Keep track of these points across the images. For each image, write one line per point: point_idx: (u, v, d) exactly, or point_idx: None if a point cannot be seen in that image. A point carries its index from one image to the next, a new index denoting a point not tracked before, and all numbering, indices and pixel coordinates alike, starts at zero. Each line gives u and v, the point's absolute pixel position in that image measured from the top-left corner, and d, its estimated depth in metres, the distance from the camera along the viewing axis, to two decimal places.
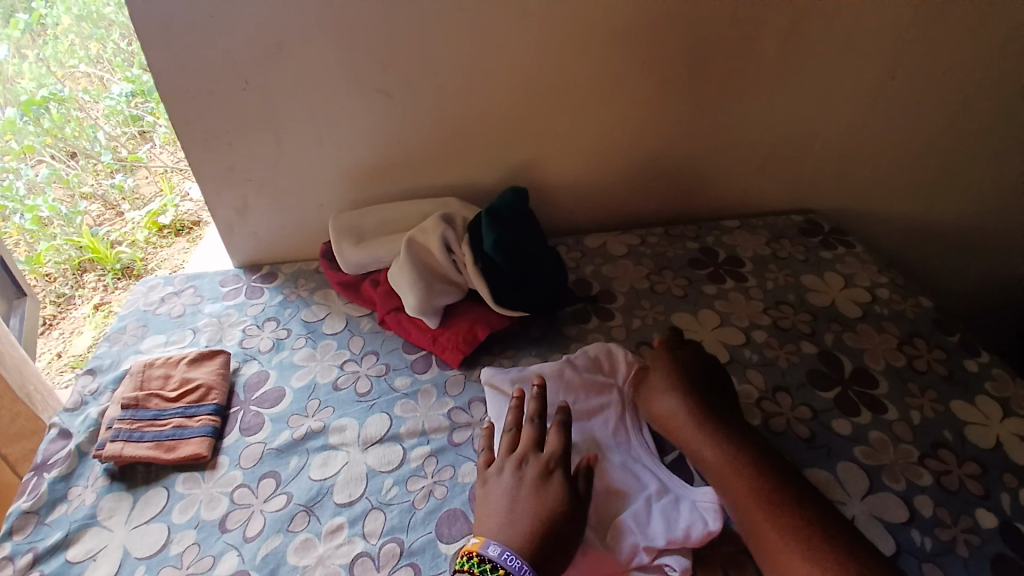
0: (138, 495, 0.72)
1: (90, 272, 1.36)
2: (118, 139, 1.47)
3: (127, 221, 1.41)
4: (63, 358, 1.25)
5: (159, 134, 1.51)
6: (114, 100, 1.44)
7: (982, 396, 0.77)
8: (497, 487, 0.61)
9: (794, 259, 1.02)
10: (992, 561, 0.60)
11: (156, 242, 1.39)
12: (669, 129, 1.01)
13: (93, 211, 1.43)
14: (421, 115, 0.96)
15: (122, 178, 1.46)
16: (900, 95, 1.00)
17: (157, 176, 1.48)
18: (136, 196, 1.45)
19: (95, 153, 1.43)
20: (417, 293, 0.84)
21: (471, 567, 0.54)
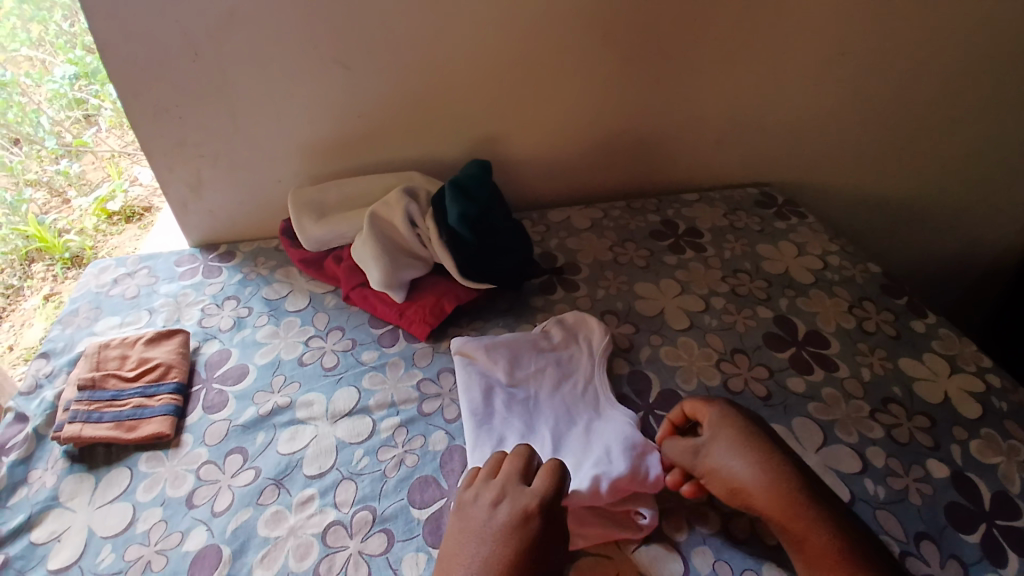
0: (100, 476, 0.70)
1: (38, 263, 1.26)
2: (62, 124, 1.33)
3: (74, 208, 1.32)
4: (14, 351, 1.17)
5: (105, 118, 1.39)
6: (57, 83, 1.29)
7: (929, 354, 0.82)
8: (466, 516, 0.57)
9: (750, 230, 1.05)
10: (944, 509, 0.65)
11: (107, 230, 1.32)
12: (630, 104, 1.03)
13: (38, 198, 1.31)
14: (382, 88, 0.94)
15: (67, 164, 1.34)
16: (847, 72, 1.04)
17: (104, 161, 1.39)
18: (83, 181, 1.35)
19: (39, 138, 1.29)
20: (382, 267, 0.83)
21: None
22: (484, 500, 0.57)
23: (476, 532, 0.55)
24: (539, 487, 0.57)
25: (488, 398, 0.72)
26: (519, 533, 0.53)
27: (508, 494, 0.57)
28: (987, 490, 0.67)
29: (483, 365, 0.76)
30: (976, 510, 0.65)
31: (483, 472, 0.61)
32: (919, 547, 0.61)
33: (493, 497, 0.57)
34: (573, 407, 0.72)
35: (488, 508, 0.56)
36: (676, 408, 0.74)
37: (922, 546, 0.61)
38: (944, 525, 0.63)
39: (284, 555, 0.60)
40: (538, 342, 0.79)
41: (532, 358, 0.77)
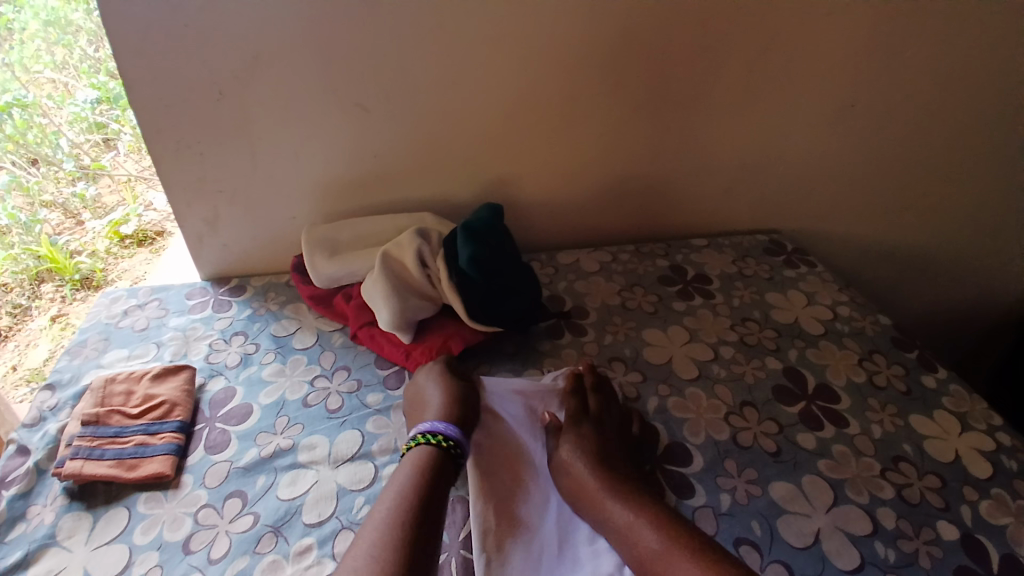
0: (98, 515, 0.69)
1: (48, 283, 1.27)
2: (81, 146, 1.36)
3: (87, 230, 1.34)
4: (18, 371, 1.16)
5: (124, 142, 1.40)
6: (79, 106, 1.32)
7: (941, 411, 0.81)
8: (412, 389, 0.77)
9: (759, 277, 1.05)
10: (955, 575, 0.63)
11: (118, 253, 1.33)
12: (641, 151, 1.04)
13: (52, 219, 1.33)
14: (397, 131, 0.96)
15: (83, 186, 1.36)
16: (854, 123, 1.05)
17: (120, 186, 1.40)
18: (98, 205, 1.37)
19: (57, 160, 1.32)
20: (391, 308, 0.83)
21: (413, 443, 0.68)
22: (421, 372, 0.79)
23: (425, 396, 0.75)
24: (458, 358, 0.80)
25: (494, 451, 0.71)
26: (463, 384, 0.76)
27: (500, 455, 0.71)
28: (999, 554, 0.64)
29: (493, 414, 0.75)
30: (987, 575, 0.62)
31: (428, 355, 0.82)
32: None
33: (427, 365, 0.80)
34: None
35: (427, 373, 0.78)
36: (683, 462, 0.73)
37: None
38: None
39: None
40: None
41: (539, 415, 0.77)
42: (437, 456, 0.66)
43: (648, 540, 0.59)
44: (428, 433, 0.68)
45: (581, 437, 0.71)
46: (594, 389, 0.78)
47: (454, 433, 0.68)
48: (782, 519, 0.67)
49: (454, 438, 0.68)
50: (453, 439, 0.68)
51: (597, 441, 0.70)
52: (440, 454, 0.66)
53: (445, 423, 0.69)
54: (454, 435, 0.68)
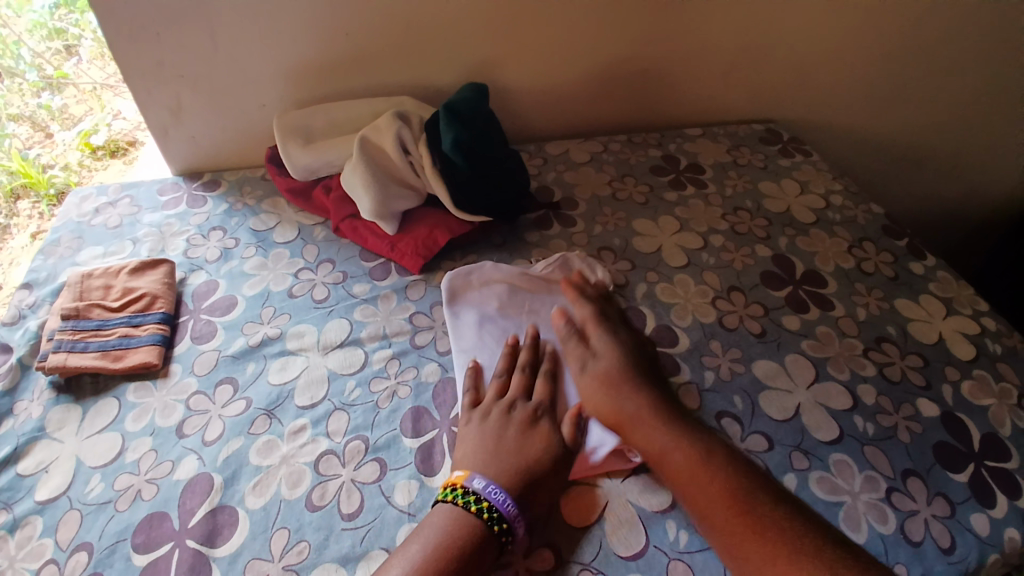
0: (88, 406, 0.69)
1: (24, 200, 1.17)
2: (42, 55, 1.20)
3: (57, 143, 1.24)
4: (2, 290, 1.07)
5: (87, 49, 1.22)
6: (38, 13, 1.17)
7: (927, 296, 0.81)
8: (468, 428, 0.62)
9: (753, 167, 1.02)
10: (933, 448, 0.65)
11: (92, 166, 1.24)
12: (635, 30, 0.97)
13: (21, 133, 1.22)
14: (369, 6, 0.88)
15: (49, 98, 1.23)
16: (863, 0, 0.98)
17: (87, 95, 1.25)
18: (65, 116, 1.25)
19: (19, 71, 1.18)
20: (373, 197, 0.80)
21: (456, 499, 0.55)
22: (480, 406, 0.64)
23: (473, 440, 0.60)
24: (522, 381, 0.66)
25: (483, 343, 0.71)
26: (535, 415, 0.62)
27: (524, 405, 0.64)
28: (978, 432, 0.66)
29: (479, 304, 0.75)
30: (964, 450, 0.65)
31: (490, 388, 0.65)
32: (905, 483, 0.62)
33: (493, 392, 0.65)
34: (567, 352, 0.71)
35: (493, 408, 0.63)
36: (670, 343, 0.74)
37: (910, 483, 0.62)
38: (933, 464, 0.63)
39: (277, 482, 0.60)
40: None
41: (525, 294, 0.76)
42: (484, 534, 0.53)
43: (686, 449, 0.58)
44: (476, 497, 0.55)
45: (612, 345, 0.68)
46: (608, 316, 0.73)
47: (510, 513, 0.54)
48: (764, 395, 0.69)
49: (510, 516, 0.54)
50: (507, 523, 0.54)
51: (627, 356, 0.67)
52: (487, 534, 0.53)
53: (503, 495, 0.55)
54: (510, 511, 0.55)
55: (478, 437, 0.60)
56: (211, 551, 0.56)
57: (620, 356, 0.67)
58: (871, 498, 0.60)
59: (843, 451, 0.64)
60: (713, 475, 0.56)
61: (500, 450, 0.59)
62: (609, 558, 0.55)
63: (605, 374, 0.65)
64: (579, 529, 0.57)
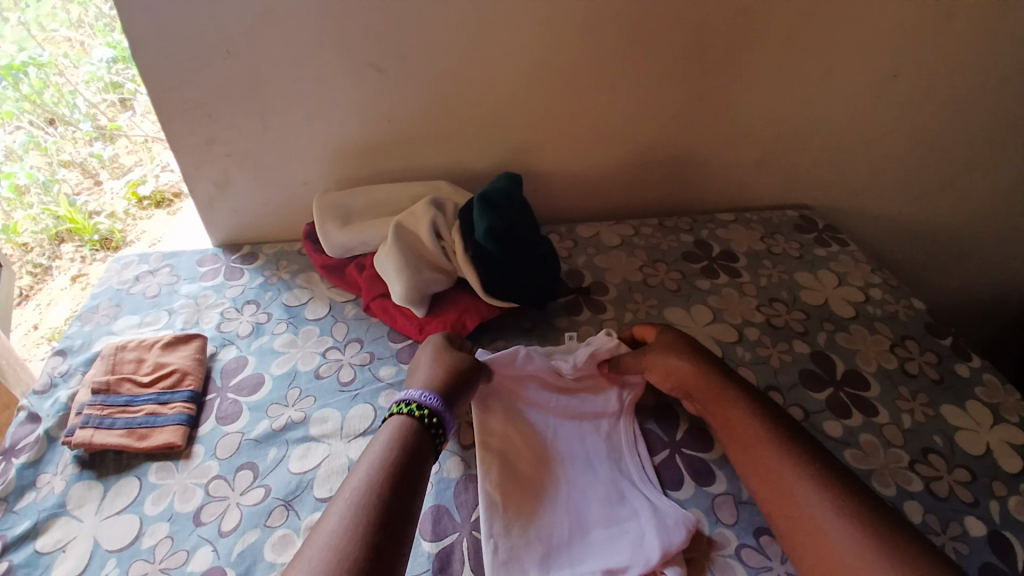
0: (109, 484, 0.69)
1: (67, 243, 1.28)
2: (99, 106, 1.29)
3: (106, 190, 1.33)
4: (40, 330, 1.22)
5: (141, 103, 1.32)
6: (95, 65, 1.23)
7: (973, 402, 0.77)
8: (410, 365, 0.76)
9: (788, 256, 1.00)
10: (979, 571, 0.60)
11: (137, 214, 1.32)
12: (669, 118, 0.99)
13: (71, 178, 1.31)
14: (413, 95, 0.92)
15: (101, 147, 1.32)
16: (898, 94, 0.99)
17: (139, 146, 1.34)
18: (115, 165, 1.34)
19: (74, 121, 1.27)
20: (404, 281, 0.81)
21: (401, 410, 0.64)
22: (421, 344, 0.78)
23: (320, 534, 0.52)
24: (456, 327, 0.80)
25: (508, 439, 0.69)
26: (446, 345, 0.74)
27: (520, 523, 0.60)
28: None
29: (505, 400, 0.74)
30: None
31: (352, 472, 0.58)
32: None
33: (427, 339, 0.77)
34: (594, 456, 0.68)
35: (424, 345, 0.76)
36: (703, 447, 0.70)
37: None
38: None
39: None
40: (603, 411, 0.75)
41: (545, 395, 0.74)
42: (415, 429, 0.62)
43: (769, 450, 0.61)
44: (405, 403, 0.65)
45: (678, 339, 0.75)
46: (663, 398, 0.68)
47: (437, 407, 0.65)
48: None
49: (437, 411, 0.65)
50: (432, 411, 0.64)
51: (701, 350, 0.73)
52: (417, 425, 0.63)
53: (430, 395, 0.66)
54: (437, 407, 0.65)
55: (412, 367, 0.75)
56: None
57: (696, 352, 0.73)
58: None
59: None
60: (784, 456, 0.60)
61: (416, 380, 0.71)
62: None
63: (696, 378, 0.70)
64: None
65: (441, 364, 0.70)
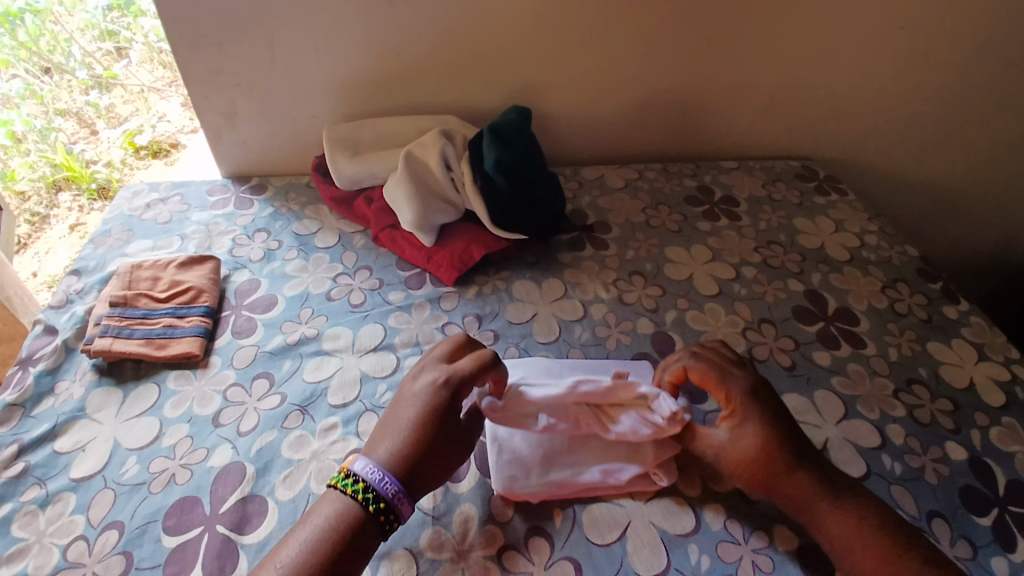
0: (128, 390, 0.72)
1: (65, 192, 1.28)
2: (94, 55, 1.30)
3: (102, 140, 1.32)
4: (38, 278, 1.23)
5: (136, 52, 1.31)
6: (90, 13, 1.28)
7: (959, 340, 0.80)
8: (398, 392, 0.62)
9: (788, 203, 1.03)
10: (959, 492, 0.64)
11: (134, 164, 1.31)
12: (676, 63, 1.00)
13: (67, 128, 1.31)
14: (423, 28, 0.92)
15: (98, 96, 1.32)
16: (905, 45, 0.99)
17: (134, 97, 1.34)
18: (111, 114, 1.33)
19: (70, 68, 1.29)
20: (414, 210, 0.83)
21: (339, 483, 0.54)
22: (415, 375, 0.62)
23: (290, 542, 0.51)
24: (463, 367, 0.61)
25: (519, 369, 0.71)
26: (435, 405, 0.58)
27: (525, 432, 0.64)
28: (1005, 477, 0.65)
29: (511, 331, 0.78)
30: (990, 495, 0.64)
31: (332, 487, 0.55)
32: (930, 525, 0.61)
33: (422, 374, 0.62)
34: (600, 379, 0.71)
35: (416, 382, 0.61)
36: None
37: (934, 525, 0.61)
38: (959, 507, 0.63)
39: (307, 477, 0.62)
40: (604, 340, 0.77)
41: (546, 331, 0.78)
42: (359, 516, 0.52)
43: (843, 519, 0.53)
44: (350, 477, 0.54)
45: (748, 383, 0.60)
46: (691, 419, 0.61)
47: (388, 491, 0.53)
48: None
49: (388, 495, 0.53)
50: (383, 500, 0.53)
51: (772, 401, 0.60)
52: (359, 507, 0.53)
53: (382, 470, 0.55)
54: (387, 491, 0.54)
55: (398, 401, 0.61)
56: (240, 538, 0.57)
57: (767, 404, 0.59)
58: None
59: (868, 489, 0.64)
60: (867, 547, 0.51)
61: (405, 395, 0.61)
62: None
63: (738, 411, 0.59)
64: (599, 546, 0.57)
65: (419, 435, 0.57)
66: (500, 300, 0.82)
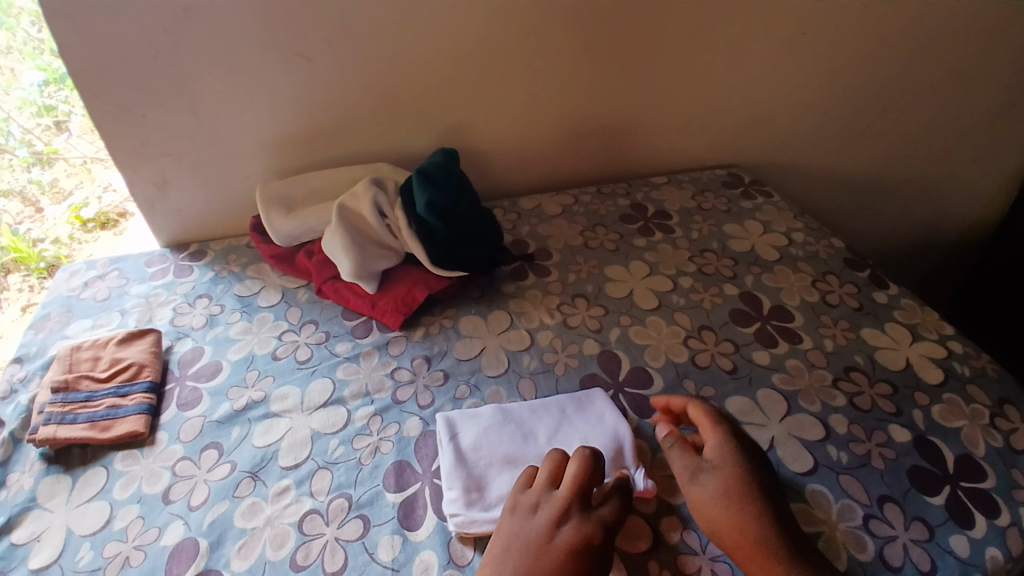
0: (76, 476, 0.70)
1: (13, 273, 1.18)
2: (34, 131, 1.17)
3: (48, 217, 1.23)
4: None
5: (78, 125, 1.18)
6: (27, 90, 1.12)
7: (891, 323, 0.84)
8: (518, 529, 0.56)
9: (717, 211, 1.07)
10: (907, 472, 0.66)
11: (83, 238, 1.24)
12: (596, 90, 1.04)
13: (11, 209, 1.20)
14: (346, 81, 0.94)
15: (40, 173, 1.22)
16: (804, 52, 1.06)
17: (78, 169, 1.24)
18: (56, 190, 1.23)
19: (9, 147, 1.16)
20: (352, 259, 0.84)
21: None
22: (544, 514, 0.56)
23: None
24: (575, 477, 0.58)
25: (470, 422, 0.70)
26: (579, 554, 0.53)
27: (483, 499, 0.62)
28: (952, 454, 0.68)
29: (457, 371, 0.78)
30: (939, 473, 0.66)
31: None
32: (882, 510, 0.63)
33: (554, 515, 0.55)
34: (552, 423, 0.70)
35: (549, 526, 0.55)
36: (644, 384, 0.76)
37: (886, 509, 0.63)
38: (910, 489, 0.65)
39: (261, 544, 0.61)
40: (552, 365, 0.79)
41: (494, 364, 0.79)
42: None
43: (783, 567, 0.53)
44: None
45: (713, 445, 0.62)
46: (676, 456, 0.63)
47: None
48: None
49: None
50: None
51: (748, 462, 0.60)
52: None
53: None
54: None
55: (524, 544, 0.54)
56: None
57: (739, 464, 0.59)
58: (848, 526, 0.61)
59: (818, 481, 0.65)
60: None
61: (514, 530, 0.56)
62: None
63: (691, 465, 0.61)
64: None
65: None
66: (447, 338, 0.83)
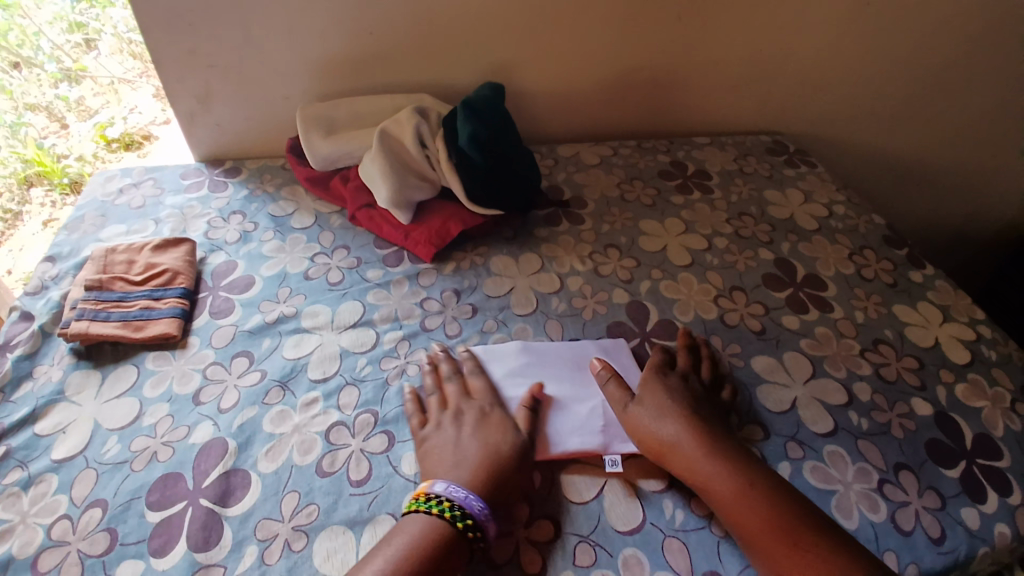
0: (107, 372, 0.72)
1: (37, 188, 1.18)
2: (63, 48, 1.20)
3: (73, 133, 1.21)
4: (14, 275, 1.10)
5: (107, 44, 1.23)
6: (59, 4, 1.17)
7: (925, 303, 0.83)
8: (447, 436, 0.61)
9: (758, 175, 1.05)
10: (925, 444, 0.66)
11: (106, 158, 1.21)
12: (648, 40, 1.01)
13: (39, 123, 1.21)
14: (394, 6, 0.91)
15: (67, 90, 1.23)
16: (871, 19, 1.01)
17: (105, 89, 1.26)
18: (83, 108, 1.24)
19: (39, 62, 1.18)
20: (390, 185, 0.84)
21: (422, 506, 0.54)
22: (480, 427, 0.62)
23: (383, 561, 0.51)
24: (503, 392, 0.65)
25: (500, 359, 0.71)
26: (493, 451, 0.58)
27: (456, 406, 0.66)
28: (972, 432, 0.68)
29: (486, 306, 0.79)
30: (957, 449, 0.66)
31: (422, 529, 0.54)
32: (897, 476, 0.63)
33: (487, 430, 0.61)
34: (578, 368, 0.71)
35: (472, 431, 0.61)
36: (672, 336, 0.76)
37: (901, 476, 0.63)
38: (926, 460, 0.65)
39: (289, 448, 0.62)
40: (581, 310, 0.79)
41: (522, 303, 0.79)
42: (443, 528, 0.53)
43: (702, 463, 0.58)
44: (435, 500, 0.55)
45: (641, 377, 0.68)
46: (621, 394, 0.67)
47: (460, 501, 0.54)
48: (762, 388, 0.71)
49: (478, 513, 0.54)
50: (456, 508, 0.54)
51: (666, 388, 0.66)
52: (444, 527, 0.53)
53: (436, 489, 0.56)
54: (481, 509, 0.54)
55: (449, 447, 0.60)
56: (223, 511, 0.58)
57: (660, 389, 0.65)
58: (862, 488, 0.62)
59: (836, 443, 0.66)
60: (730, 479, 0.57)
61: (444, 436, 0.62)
62: (606, 532, 0.57)
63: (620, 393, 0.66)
64: (577, 505, 0.59)
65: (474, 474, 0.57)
66: (477, 274, 0.83)
